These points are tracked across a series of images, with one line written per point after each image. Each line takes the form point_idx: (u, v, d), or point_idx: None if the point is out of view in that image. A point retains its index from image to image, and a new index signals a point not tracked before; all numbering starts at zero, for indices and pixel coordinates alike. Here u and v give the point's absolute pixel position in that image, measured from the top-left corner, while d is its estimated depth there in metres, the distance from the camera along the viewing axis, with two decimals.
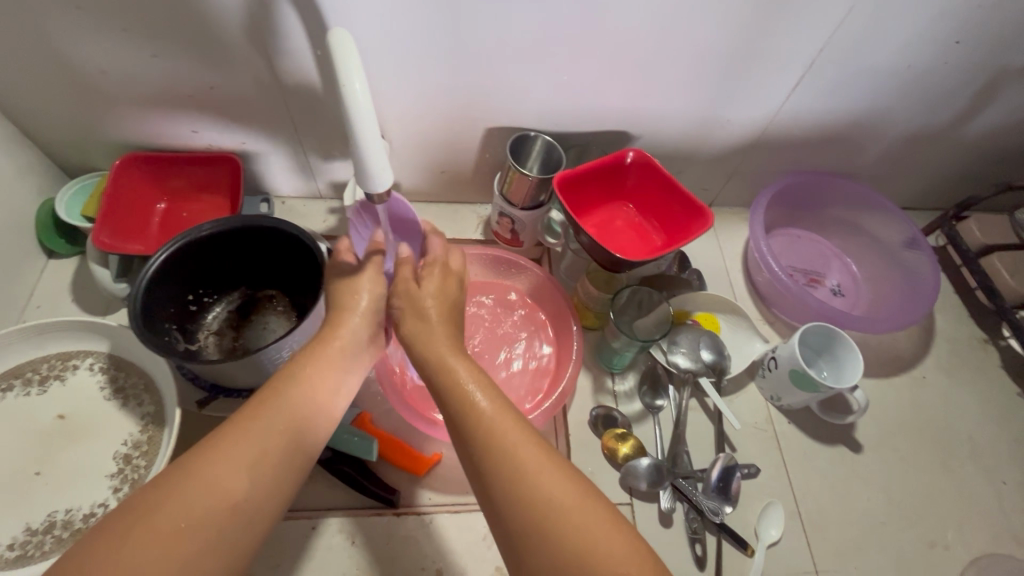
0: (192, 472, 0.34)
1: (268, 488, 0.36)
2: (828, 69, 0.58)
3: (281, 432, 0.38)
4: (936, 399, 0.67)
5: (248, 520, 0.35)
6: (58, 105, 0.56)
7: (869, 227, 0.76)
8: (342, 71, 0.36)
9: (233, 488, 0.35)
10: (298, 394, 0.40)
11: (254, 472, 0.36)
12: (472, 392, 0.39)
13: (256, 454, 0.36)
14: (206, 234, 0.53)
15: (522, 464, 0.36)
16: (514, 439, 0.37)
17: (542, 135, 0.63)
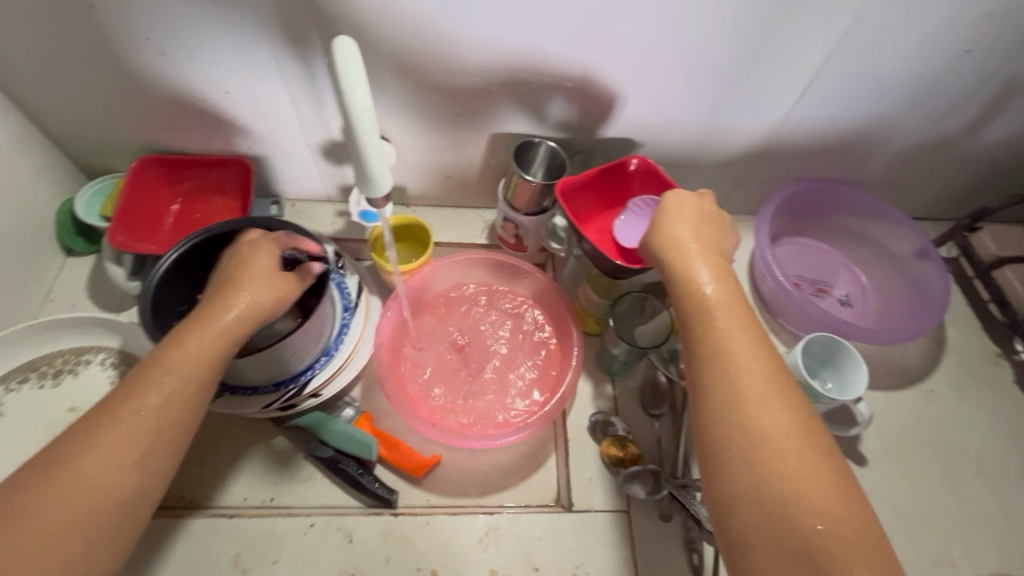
0: (74, 467, 0.36)
1: (153, 470, 0.39)
2: (836, 76, 0.58)
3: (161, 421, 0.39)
4: (944, 413, 0.65)
5: (137, 500, 0.38)
6: (77, 108, 0.58)
7: (880, 237, 0.75)
8: (345, 79, 0.37)
9: (118, 477, 0.37)
10: (176, 376, 0.41)
11: (136, 459, 0.38)
12: (715, 305, 0.42)
13: (139, 443, 0.38)
14: (216, 235, 0.54)
15: (751, 393, 0.38)
16: (749, 368, 0.39)
17: (546, 142, 0.64)
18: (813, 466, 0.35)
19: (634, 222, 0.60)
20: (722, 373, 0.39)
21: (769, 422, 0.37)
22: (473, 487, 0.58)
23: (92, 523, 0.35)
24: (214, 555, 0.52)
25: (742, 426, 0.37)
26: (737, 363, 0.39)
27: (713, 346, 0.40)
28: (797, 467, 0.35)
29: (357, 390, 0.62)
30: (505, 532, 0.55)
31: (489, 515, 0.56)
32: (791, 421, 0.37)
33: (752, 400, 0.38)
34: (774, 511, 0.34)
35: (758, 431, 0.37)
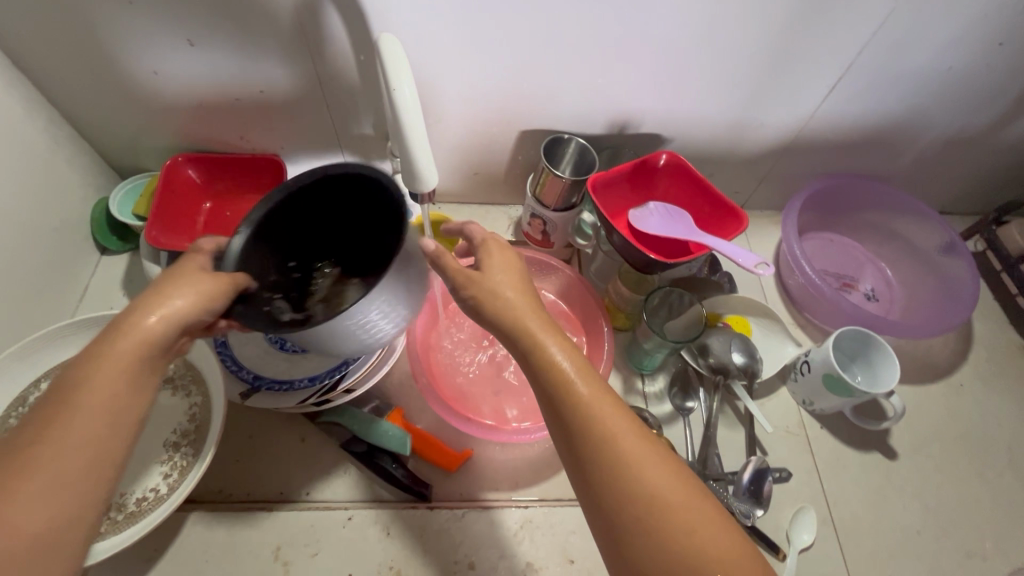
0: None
1: (77, 501, 0.32)
2: (866, 72, 0.58)
3: (81, 447, 0.33)
4: (974, 407, 0.65)
5: (65, 535, 0.32)
6: (113, 108, 0.59)
7: (905, 232, 0.75)
8: (394, 76, 0.38)
9: (30, 513, 0.31)
10: (106, 390, 0.34)
11: (57, 492, 0.32)
12: (575, 378, 0.37)
13: (54, 476, 0.32)
14: (291, 193, 0.43)
15: (631, 456, 0.35)
16: (623, 433, 0.36)
17: (576, 138, 0.64)
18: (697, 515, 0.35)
19: (658, 219, 0.60)
20: (595, 448, 0.36)
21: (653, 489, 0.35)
22: (505, 482, 0.58)
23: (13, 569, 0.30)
24: (253, 548, 0.52)
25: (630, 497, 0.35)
26: (608, 431, 0.36)
27: (575, 413, 0.36)
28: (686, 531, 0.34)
29: (389, 386, 0.63)
30: (539, 526, 0.55)
31: (523, 508, 0.56)
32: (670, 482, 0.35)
33: (632, 465, 0.35)
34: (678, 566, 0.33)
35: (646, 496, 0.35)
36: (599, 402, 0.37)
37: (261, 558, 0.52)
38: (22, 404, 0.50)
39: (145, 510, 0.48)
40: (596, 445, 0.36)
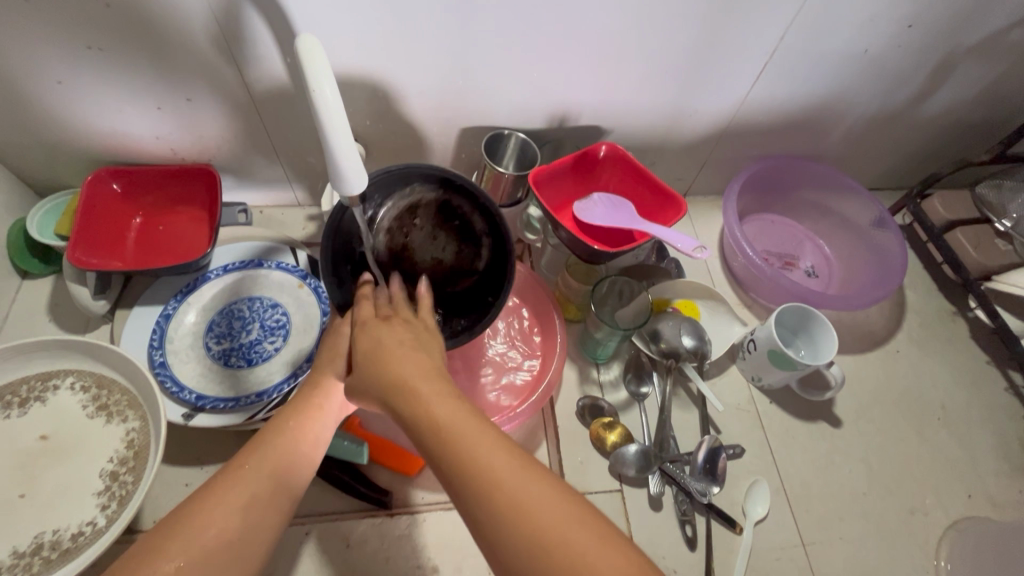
0: (190, 516, 0.35)
1: (263, 524, 0.37)
2: (789, 57, 0.60)
3: (269, 472, 0.39)
4: (909, 371, 0.69)
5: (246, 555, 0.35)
6: (21, 122, 0.55)
7: (839, 209, 0.78)
8: (313, 76, 0.37)
9: (226, 524, 0.35)
10: (288, 436, 0.41)
11: (245, 510, 0.37)
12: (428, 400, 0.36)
13: (245, 495, 0.37)
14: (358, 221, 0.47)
15: (517, 484, 0.32)
16: (504, 464, 0.33)
17: (516, 133, 0.64)
18: (610, 552, 0.30)
19: (603, 209, 0.60)
20: (476, 486, 0.32)
21: (505, 496, 0.31)
22: None
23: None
24: None
25: (523, 544, 0.30)
26: (486, 463, 0.32)
27: (435, 437, 0.34)
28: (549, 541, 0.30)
29: None
30: None
31: None
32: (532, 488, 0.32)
33: (531, 501, 0.31)
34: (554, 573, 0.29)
35: (546, 534, 0.30)
36: (475, 429, 0.34)
37: None
38: None
39: (84, 545, 0.45)
40: (477, 482, 0.32)
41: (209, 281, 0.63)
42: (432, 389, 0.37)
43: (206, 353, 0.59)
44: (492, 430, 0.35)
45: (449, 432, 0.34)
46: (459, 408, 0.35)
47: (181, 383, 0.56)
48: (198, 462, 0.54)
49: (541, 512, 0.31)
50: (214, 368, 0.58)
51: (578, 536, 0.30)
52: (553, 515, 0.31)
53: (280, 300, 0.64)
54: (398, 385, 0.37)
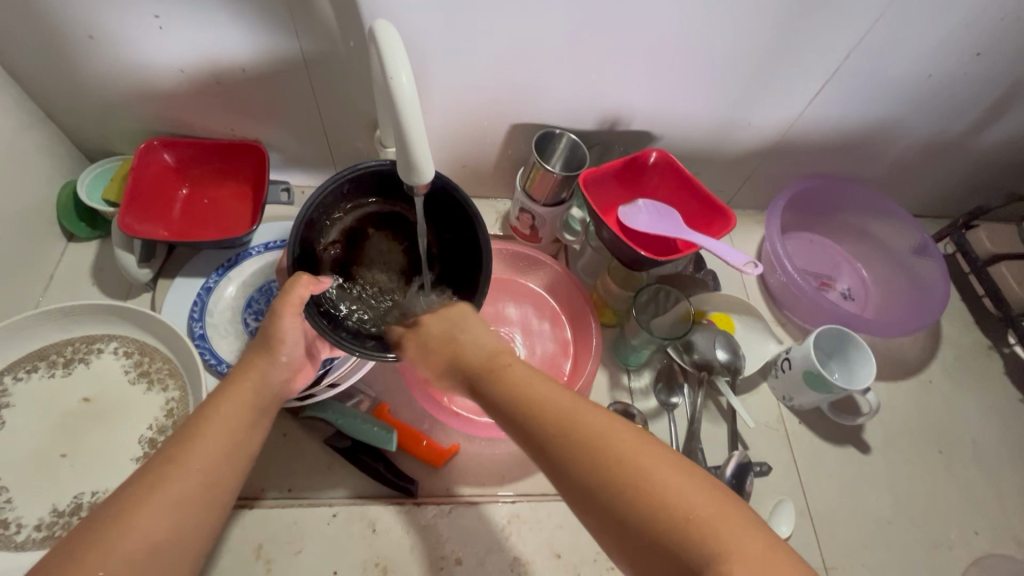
0: (113, 525, 0.33)
1: (193, 521, 0.36)
2: (851, 77, 0.59)
3: (201, 472, 0.37)
4: (941, 403, 0.68)
5: (174, 556, 0.35)
6: (82, 87, 0.56)
7: (879, 234, 0.77)
8: (392, 63, 0.37)
9: (153, 530, 0.34)
10: (216, 432, 0.39)
11: (175, 511, 0.35)
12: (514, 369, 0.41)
13: (174, 496, 0.35)
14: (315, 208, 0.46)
15: (578, 422, 0.35)
16: (575, 406, 0.37)
17: (568, 134, 0.63)
18: (670, 473, 0.33)
19: (647, 216, 0.60)
20: (542, 429, 0.36)
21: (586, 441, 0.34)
22: (490, 477, 0.58)
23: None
24: (232, 546, 0.50)
25: (594, 474, 0.33)
26: (557, 410, 0.37)
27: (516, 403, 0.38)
28: (636, 483, 0.32)
29: (373, 380, 0.62)
30: (527, 521, 0.55)
31: (511, 503, 0.56)
32: (609, 435, 0.34)
33: (600, 434, 0.35)
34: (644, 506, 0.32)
35: (613, 461, 0.33)
36: (541, 387, 0.39)
37: (242, 556, 0.50)
38: None
39: None
40: (553, 428, 0.36)
41: (251, 257, 0.63)
42: (517, 360, 0.42)
43: (244, 329, 0.60)
44: (558, 385, 0.39)
45: (523, 388, 0.39)
46: (530, 370, 0.41)
47: (220, 356, 0.57)
48: None
49: (606, 443, 0.34)
50: (251, 345, 0.59)
51: (643, 458, 0.33)
52: (618, 445, 0.34)
53: None
54: (473, 364, 0.44)
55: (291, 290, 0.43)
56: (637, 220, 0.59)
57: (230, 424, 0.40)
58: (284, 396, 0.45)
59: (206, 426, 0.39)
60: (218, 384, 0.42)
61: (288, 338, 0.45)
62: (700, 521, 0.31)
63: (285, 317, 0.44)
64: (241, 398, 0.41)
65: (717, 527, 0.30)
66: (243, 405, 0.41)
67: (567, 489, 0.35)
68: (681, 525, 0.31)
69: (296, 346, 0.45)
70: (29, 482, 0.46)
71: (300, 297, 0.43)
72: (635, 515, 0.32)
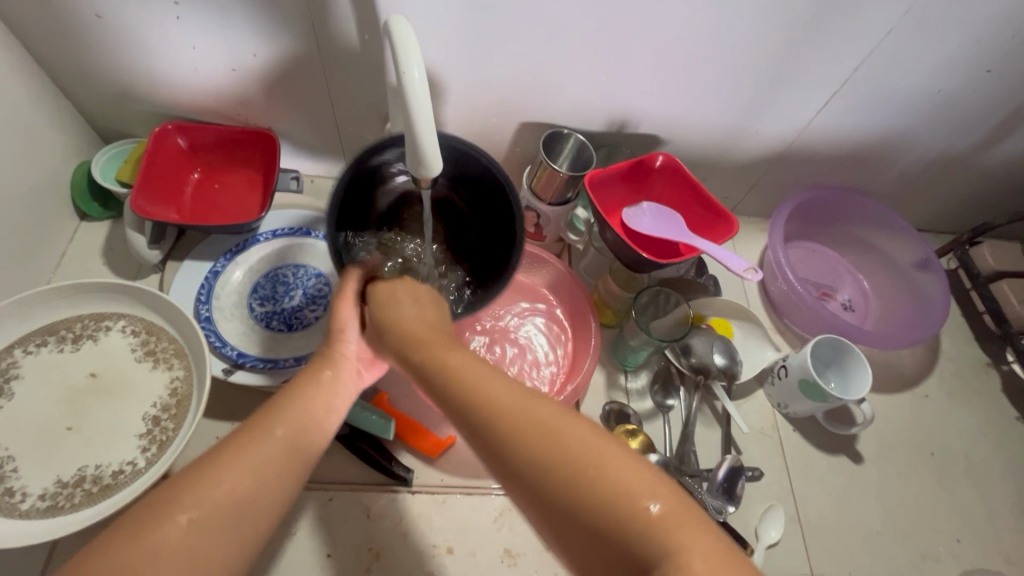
0: (202, 479, 0.34)
1: (274, 490, 0.37)
2: (859, 89, 0.60)
3: (279, 444, 0.38)
4: (936, 417, 0.69)
5: (250, 522, 0.35)
6: (100, 69, 0.57)
7: (882, 247, 0.78)
8: (404, 58, 0.37)
9: (236, 490, 0.35)
10: (295, 417, 0.40)
11: (256, 476, 0.36)
12: (449, 355, 0.37)
13: (259, 462, 0.36)
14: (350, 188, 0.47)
15: (528, 418, 0.32)
16: (516, 397, 0.33)
17: (576, 134, 0.64)
18: (624, 467, 0.30)
19: (650, 219, 0.61)
20: (484, 417, 0.33)
21: (530, 431, 0.31)
22: (485, 470, 0.58)
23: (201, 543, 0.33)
24: None
25: (538, 469, 0.30)
26: (495, 398, 0.33)
27: (456, 391, 0.35)
28: (583, 483, 0.29)
29: None
30: (519, 514, 0.56)
31: (504, 496, 0.57)
32: (559, 426, 0.31)
33: (543, 424, 0.32)
34: (593, 502, 0.29)
35: (558, 454, 0.30)
36: (486, 376, 0.35)
37: None
38: None
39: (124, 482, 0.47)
40: (491, 419, 0.33)
41: (259, 243, 0.64)
42: (445, 347, 0.39)
43: (249, 314, 0.61)
44: (497, 372, 0.35)
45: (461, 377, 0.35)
46: (471, 357, 0.37)
47: (223, 338, 0.58)
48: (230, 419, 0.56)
49: (556, 436, 0.31)
50: (256, 329, 0.60)
51: (592, 452, 0.30)
52: (565, 437, 0.31)
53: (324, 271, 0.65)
54: (412, 344, 0.40)
55: (343, 287, 0.47)
56: (638, 221, 0.60)
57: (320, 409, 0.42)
58: (358, 389, 0.46)
59: (297, 407, 0.40)
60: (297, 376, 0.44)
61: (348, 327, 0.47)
62: (657, 522, 0.28)
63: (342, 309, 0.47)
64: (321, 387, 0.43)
65: (674, 527, 0.28)
66: (323, 390, 0.43)
67: (509, 483, 0.32)
68: (628, 527, 0.28)
69: (360, 340, 0.47)
70: (35, 452, 0.47)
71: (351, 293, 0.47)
72: (581, 510, 0.29)
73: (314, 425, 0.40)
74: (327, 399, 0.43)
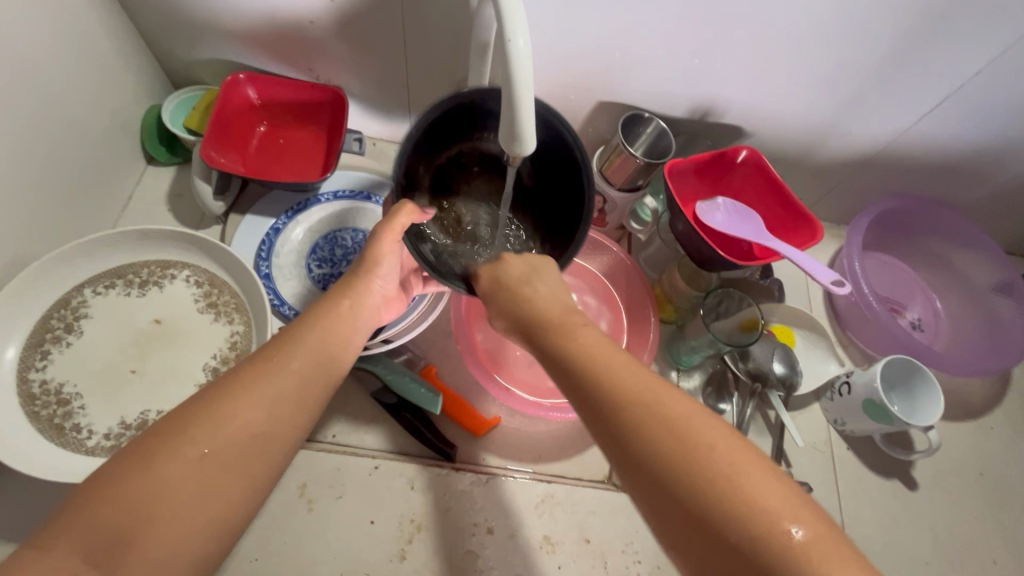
0: (213, 407, 0.35)
1: (285, 419, 0.37)
2: (973, 97, 0.55)
3: (294, 375, 0.39)
4: (1000, 451, 0.65)
5: (261, 455, 0.36)
6: (180, 13, 0.55)
7: (962, 266, 0.73)
8: (511, 26, 0.36)
9: (250, 419, 0.36)
10: (308, 353, 0.40)
11: (272, 406, 0.37)
12: (580, 330, 0.39)
13: (271, 392, 0.37)
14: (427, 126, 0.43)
15: (661, 406, 0.33)
16: (663, 395, 0.34)
17: (657, 119, 0.61)
18: (761, 479, 0.30)
19: (725, 214, 0.58)
20: (616, 400, 0.34)
21: (664, 420, 0.32)
22: (528, 454, 0.58)
23: (220, 466, 0.34)
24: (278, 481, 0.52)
25: (675, 468, 0.31)
26: (627, 387, 0.35)
27: (584, 369, 0.36)
28: (715, 481, 0.30)
29: (425, 341, 0.62)
30: (560, 502, 0.56)
31: (546, 482, 0.57)
32: (692, 425, 0.32)
33: (674, 418, 0.33)
34: (724, 507, 0.29)
35: (699, 453, 0.31)
36: (615, 359, 0.37)
37: (286, 492, 0.52)
38: (66, 307, 0.50)
39: None
40: (617, 404, 0.34)
41: (320, 203, 0.64)
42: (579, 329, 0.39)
43: (307, 274, 0.60)
44: (633, 363, 0.37)
45: (600, 360, 0.36)
46: (597, 334, 0.39)
47: (283, 297, 0.58)
48: None
49: (689, 431, 0.32)
50: (312, 290, 0.60)
51: (727, 456, 0.31)
52: (704, 439, 0.32)
53: None
54: (537, 319, 0.41)
55: (395, 216, 0.44)
56: (711, 213, 0.57)
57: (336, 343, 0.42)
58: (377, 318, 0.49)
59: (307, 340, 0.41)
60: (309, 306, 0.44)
61: (384, 262, 0.48)
62: (799, 545, 0.28)
63: (385, 241, 0.46)
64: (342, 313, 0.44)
65: (815, 553, 0.28)
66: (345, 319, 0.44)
67: (629, 470, 0.33)
68: (770, 539, 0.28)
69: (390, 275, 0.49)
70: (101, 392, 0.48)
71: (401, 224, 0.44)
72: (711, 511, 0.30)
73: (328, 358, 0.41)
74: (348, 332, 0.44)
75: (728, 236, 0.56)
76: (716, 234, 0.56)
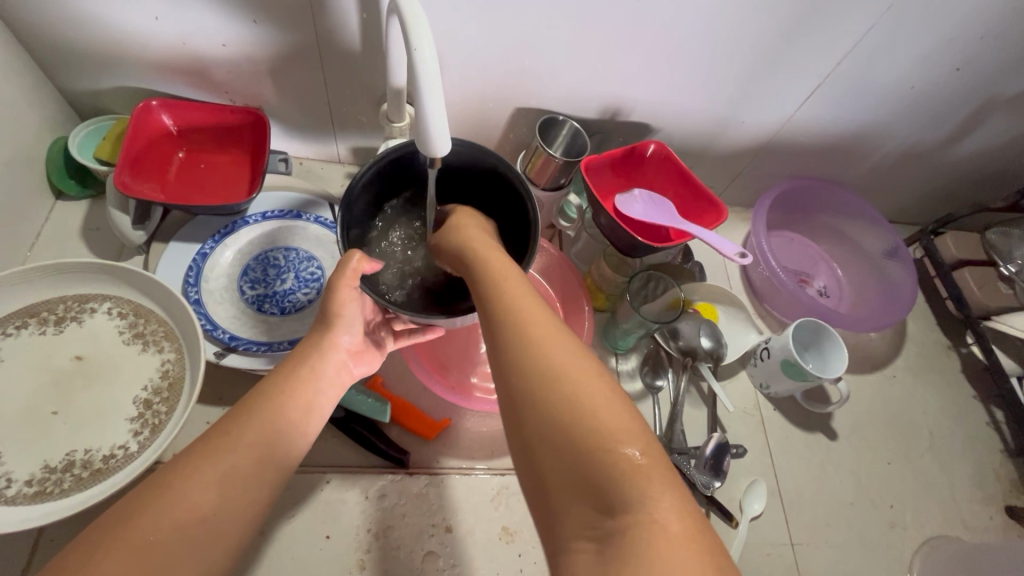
0: (160, 488, 0.33)
1: (240, 500, 0.35)
2: (840, 85, 0.63)
3: (249, 450, 0.37)
4: (903, 396, 0.73)
5: (216, 537, 0.33)
6: (83, 49, 0.55)
7: (855, 236, 0.81)
8: (415, 38, 0.38)
9: (200, 500, 0.33)
10: (264, 425, 0.38)
11: (222, 484, 0.34)
12: (508, 282, 0.40)
13: (222, 470, 0.35)
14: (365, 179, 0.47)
15: (562, 363, 0.33)
16: (580, 379, 0.33)
17: (571, 121, 0.65)
18: (631, 446, 0.30)
19: (642, 205, 0.62)
20: (520, 341, 0.35)
21: (562, 371, 0.33)
22: (480, 451, 0.59)
23: (169, 553, 0.31)
24: None
25: (560, 425, 0.31)
26: (535, 335, 0.35)
27: (502, 313, 0.37)
28: (590, 439, 0.30)
29: None
30: (515, 492, 0.58)
31: (500, 475, 0.58)
32: (586, 383, 0.33)
33: (566, 373, 0.33)
34: (591, 466, 0.30)
35: (594, 433, 0.30)
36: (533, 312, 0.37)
37: None
38: None
39: (116, 467, 0.46)
40: (520, 346, 0.35)
41: (248, 225, 0.63)
42: (518, 290, 0.39)
43: (240, 296, 0.60)
44: (550, 317, 0.37)
45: (523, 324, 0.36)
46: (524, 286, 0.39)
47: (215, 322, 0.57)
48: (221, 402, 0.55)
49: (575, 387, 0.32)
50: (247, 312, 0.59)
51: (609, 422, 0.31)
52: (606, 417, 0.31)
53: (317, 255, 0.64)
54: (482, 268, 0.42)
55: (347, 264, 0.44)
56: (630, 203, 0.61)
57: (294, 415, 0.40)
58: (343, 375, 0.47)
59: (264, 412, 0.39)
60: (271, 374, 0.42)
61: (345, 312, 0.46)
62: (653, 515, 0.28)
63: (342, 291, 0.44)
64: (301, 380, 0.42)
65: (665, 520, 0.28)
66: (307, 385, 0.42)
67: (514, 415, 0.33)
68: (629, 496, 0.28)
69: (354, 325, 0.47)
70: (18, 438, 0.45)
71: (355, 269, 0.44)
72: (583, 469, 0.30)
73: (287, 431, 0.39)
74: (308, 400, 0.42)
75: (646, 223, 0.60)
76: (635, 222, 0.60)
